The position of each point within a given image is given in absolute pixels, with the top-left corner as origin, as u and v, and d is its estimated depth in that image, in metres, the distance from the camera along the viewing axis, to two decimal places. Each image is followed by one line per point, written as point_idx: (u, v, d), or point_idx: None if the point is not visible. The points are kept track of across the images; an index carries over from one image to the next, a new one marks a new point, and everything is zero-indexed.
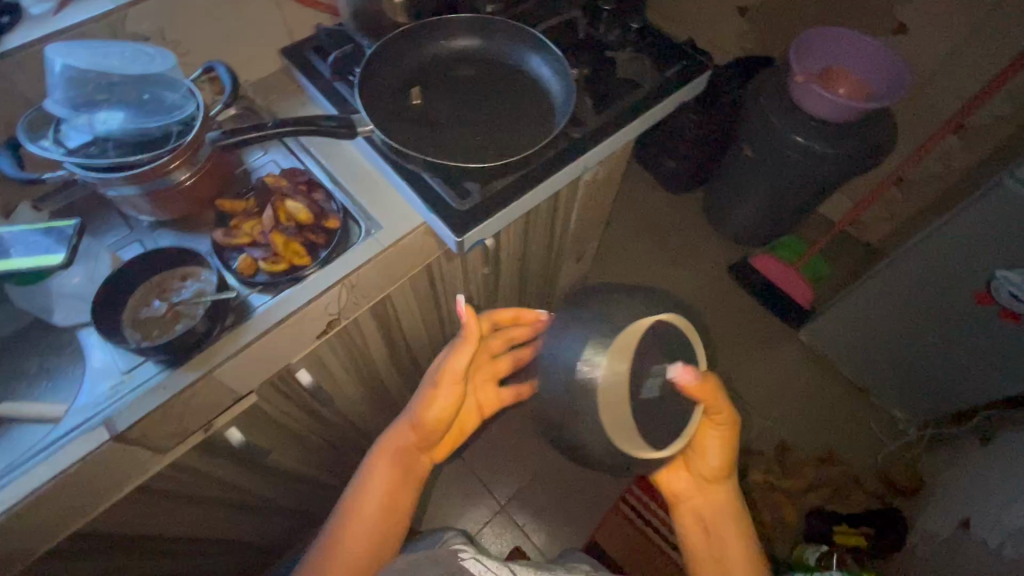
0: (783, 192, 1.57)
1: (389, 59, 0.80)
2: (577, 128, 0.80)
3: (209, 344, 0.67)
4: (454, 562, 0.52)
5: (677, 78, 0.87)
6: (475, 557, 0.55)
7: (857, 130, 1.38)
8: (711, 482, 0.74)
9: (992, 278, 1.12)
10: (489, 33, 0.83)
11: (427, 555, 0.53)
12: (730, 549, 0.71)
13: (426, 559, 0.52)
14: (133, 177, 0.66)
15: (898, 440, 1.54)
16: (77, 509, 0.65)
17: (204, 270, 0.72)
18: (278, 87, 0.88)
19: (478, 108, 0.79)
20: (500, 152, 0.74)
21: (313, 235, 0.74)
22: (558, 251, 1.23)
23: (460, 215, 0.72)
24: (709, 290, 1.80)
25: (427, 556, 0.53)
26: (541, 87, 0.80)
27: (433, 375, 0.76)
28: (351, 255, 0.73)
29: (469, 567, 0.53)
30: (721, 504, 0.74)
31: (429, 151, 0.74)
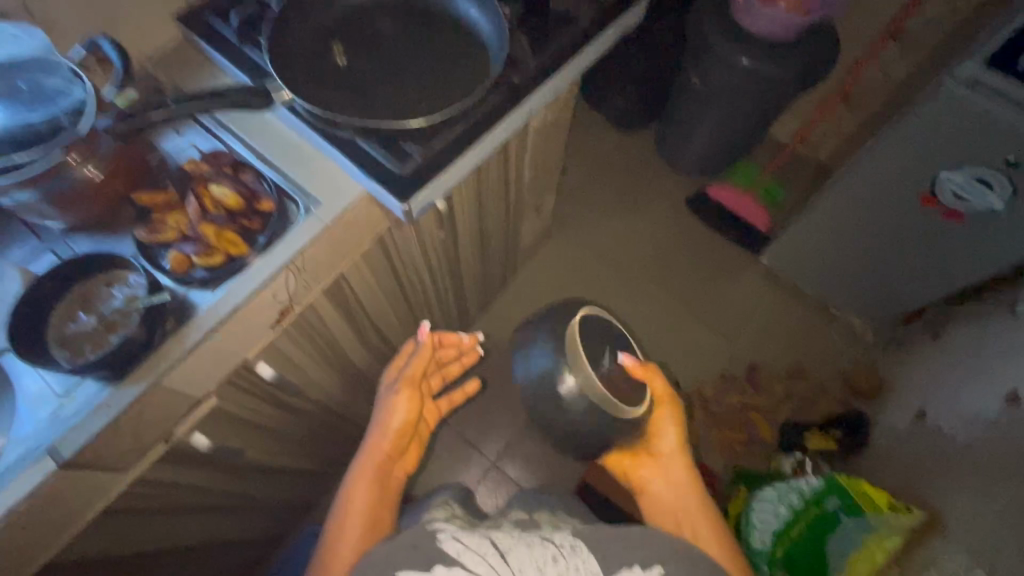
0: (733, 118, 1.56)
1: (299, 14, 0.72)
2: (517, 71, 0.75)
3: (151, 352, 0.62)
4: (432, 546, 0.52)
5: (614, 6, 0.82)
6: (453, 536, 0.53)
7: (800, 45, 1.36)
8: (671, 462, 0.76)
9: (935, 181, 1.14)
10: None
11: (405, 541, 0.53)
12: (700, 526, 0.69)
13: (404, 548, 0.52)
14: (26, 180, 0.59)
15: (857, 346, 1.63)
16: (40, 545, 0.61)
17: (131, 274, 0.66)
18: (181, 59, 0.78)
19: (407, 60, 0.72)
20: (436, 107, 0.69)
21: (248, 220, 0.69)
22: (515, 204, 1.19)
23: (402, 179, 0.67)
24: (670, 225, 1.81)
25: (404, 544, 0.53)
26: (471, 30, 0.74)
27: (388, 391, 0.82)
28: (293, 237, 0.68)
29: (446, 549, 0.52)
30: (691, 489, 0.73)
31: (358, 113, 0.68)
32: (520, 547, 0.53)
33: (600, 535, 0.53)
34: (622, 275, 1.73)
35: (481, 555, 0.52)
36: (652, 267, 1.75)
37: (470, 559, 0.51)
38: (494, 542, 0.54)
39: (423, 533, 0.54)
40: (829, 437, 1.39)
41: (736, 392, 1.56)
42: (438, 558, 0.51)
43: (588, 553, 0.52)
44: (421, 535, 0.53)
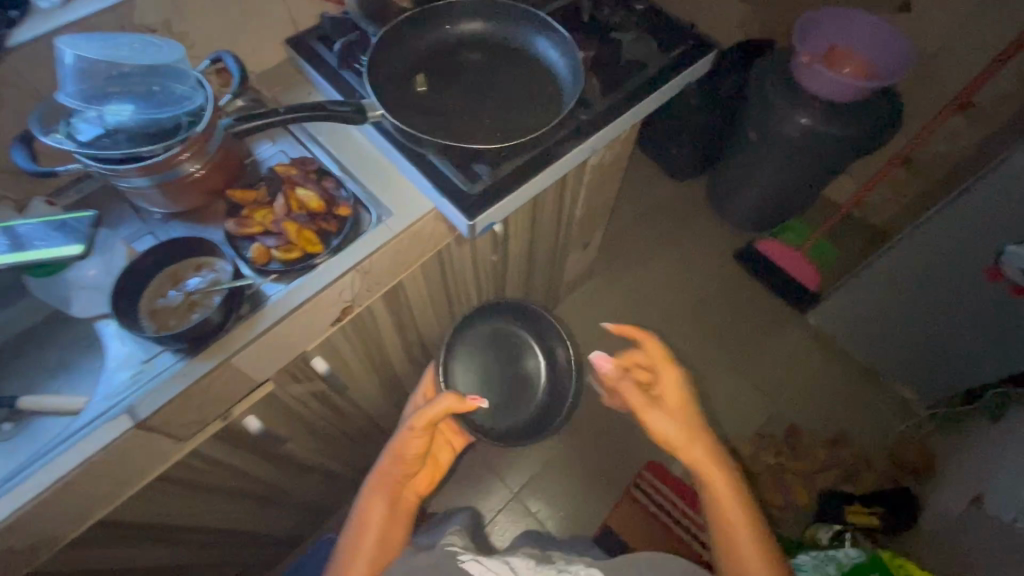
0: (788, 175, 1.57)
1: (395, 46, 0.79)
2: (585, 110, 0.80)
3: (226, 332, 0.67)
4: (456, 565, 0.55)
5: (682, 59, 0.87)
6: (475, 559, 0.57)
7: (861, 109, 1.37)
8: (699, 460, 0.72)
9: (1002, 254, 1.12)
10: (497, 19, 0.83)
11: (428, 561, 0.57)
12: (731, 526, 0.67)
13: (426, 566, 0.56)
14: (144, 168, 0.67)
15: (908, 421, 1.55)
16: (103, 498, 0.65)
17: (219, 260, 0.72)
18: (284, 78, 0.88)
19: (485, 92, 0.79)
20: (508, 135, 0.74)
21: (325, 223, 0.74)
22: (564, 238, 1.23)
23: (469, 196, 0.72)
24: (716, 275, 1.80)
25: (425, 566, 0.56)
26: (548, 70, 0.80)
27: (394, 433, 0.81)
28: (364, 242, 0.73)
29: (469, 569, 0.55)
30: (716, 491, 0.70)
31: (436, 136, 0.74)
32: None
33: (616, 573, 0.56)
34: (663, 320, 1.72)
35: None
36: (694, 315, 1.73)
37: None
38: (513, 570, 0.57)
39: (445, 556, 0.57)
40: (871, 514, 1.32)
41: (772, 452, 1.50)
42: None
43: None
44: (443, 557, 0.57)
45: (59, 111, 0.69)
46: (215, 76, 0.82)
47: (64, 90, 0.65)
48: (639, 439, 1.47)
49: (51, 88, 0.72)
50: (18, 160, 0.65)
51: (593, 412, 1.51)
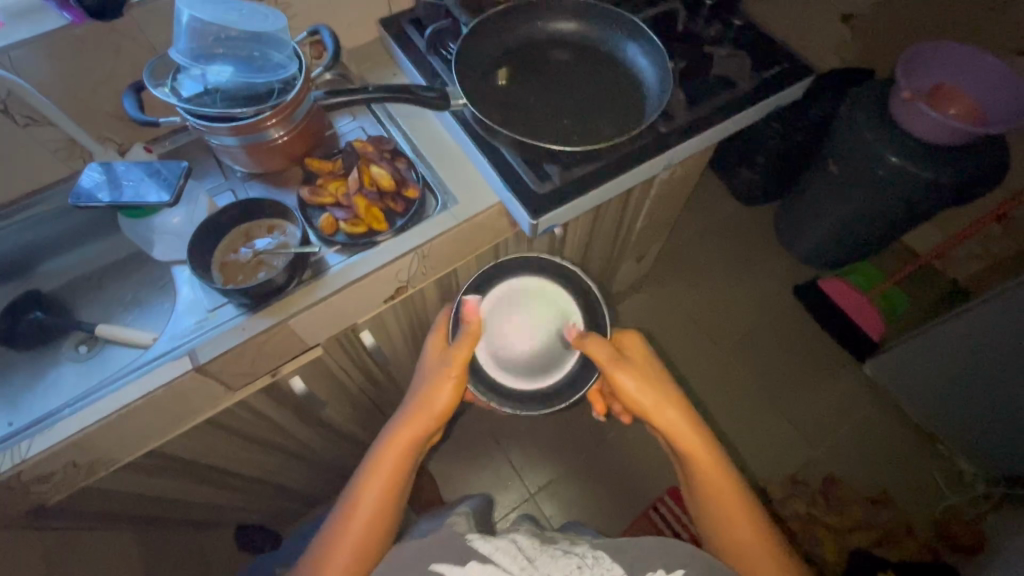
0: (866, 212, 1.48)
1: (483, 35, 0.79)
2: (666, 122, 0.78)
3: (287, 293, 0.70)
4: (464, 544, 0.58)
5: (776, 80, 0.83)
6: (483, 537, 0.60)
7: (960, 153, 1.28)
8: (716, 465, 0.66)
9: None
10: (589, 21, 0.82)
11: (442, 538, 0.60)
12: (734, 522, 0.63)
13: (439, 542, 0.59)
14: (235, 129, 0.71)
15: (961, 495, 1.44)
16: (155, 430, 0.70)
17: (289, 225, 0.75)
18: (373, 58, 0.92)
19: (566, 92, 0.78)
20: (585, 139, 0.74)
21: (393, 203, 0.76)
22: (620, 248, 1.22)
23: (536, 197, 0.72)
24: (770, 308, 1.73)
25: (437, 543, 0.59)
26: (633, 77, 0.79)
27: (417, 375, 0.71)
28: (427, 227, 0.75)
29: (478, 546, 0.58)
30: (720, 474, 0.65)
31: (511, 132, 0.75)
32: (546, 554, 0.58)
33: (618, 545, 0.59)
34: (705, 343, 1.67)
35: (511, 556, 0.57)
36: (740, 345, 1.68)
37: (500, 557, 0.57)
38: (520, 547, 0.59)
39: (454, 535, 0.60)
40: None
41: (805, 501, 1.42)
42: (472, 555, 0.57)
43: (612, 562, 0.57)
44: (454, 536, 0.59)
45: (169, 66, 0.74)
46: (310, 48, 0.85)
47: (177, 46, 0.70)
48: (665, 460, 1.44)
49: (163, 44, 0.77)
50: (127, 106, 0.69)
51: (623, 428, 1.47)
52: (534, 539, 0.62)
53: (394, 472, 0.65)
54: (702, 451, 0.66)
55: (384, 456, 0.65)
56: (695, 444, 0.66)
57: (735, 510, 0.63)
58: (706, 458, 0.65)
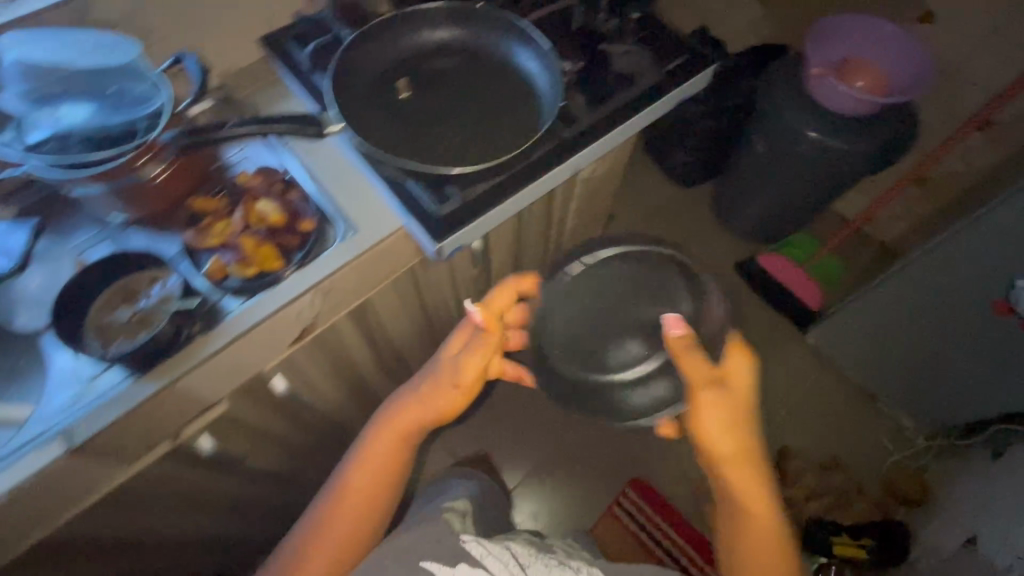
0: (793, 186, 1.51)
1: (364, 51, 0.75)
2: (569, 127, 0.75)
3: (177, 350, 0.64)
4: (458, 543, 0.70)
5: (677, 72, 0.81)
6: (476, 541, 0.71)
7: (871, 124, 1.32)
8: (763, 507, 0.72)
9: (1012, 286, 1.10)
10: (475, 26, 0.77)
11: (435, 537, 0.71)
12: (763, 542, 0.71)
13: (433, 540, 0.70)
14: (97, 176, 0.64)
15: (905, 450, 1.51)
16: (36, 520, 0.63)
17: (170, 274, 0.69)
18: (255, 78, 0.85)
19: (458, 104, 0.74)
20: (480, 155, 0.70)
21: (286, 238, 0.72)
22: (552, 249, 1.19)
23: (437, 220, 0.68)
24: (715, 288, 1.75)
25: (430, 539, 0.71)
26: (527, 82, 0.75)
27: (432, 367, 0.84)
28: (326, 261, 0.70)
29: (471, 548, 0.69)
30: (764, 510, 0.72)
31: (401, 151, 0.70)
32: (539, 564, 0.70)
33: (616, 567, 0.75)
34: None
35: (501, 562, 0.68)
36: None
37: (492, 561, 0.68)
38: (514, 556, 0.70)
39: (448, 534, 0.72)
40: (859, 545, 1.30)
41: None
42: (462, 558, 0.67)
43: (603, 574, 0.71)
44: (451, 536, 0.71)
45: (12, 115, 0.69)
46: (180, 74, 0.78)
47: (11, 92, 0.66)
48: (625, 454, 1.44)
49: None
50: None
51: (580, 426, 1.46)
52: (531, 551, 0.73)
53: (391, 455, 0.80)
54: (754, 492, 0.73)
55: (378, 441, 0.81)
56: (750, 485, 0.72)
57: (772, 545, 0.71)
58: (753, 493, 0.73)
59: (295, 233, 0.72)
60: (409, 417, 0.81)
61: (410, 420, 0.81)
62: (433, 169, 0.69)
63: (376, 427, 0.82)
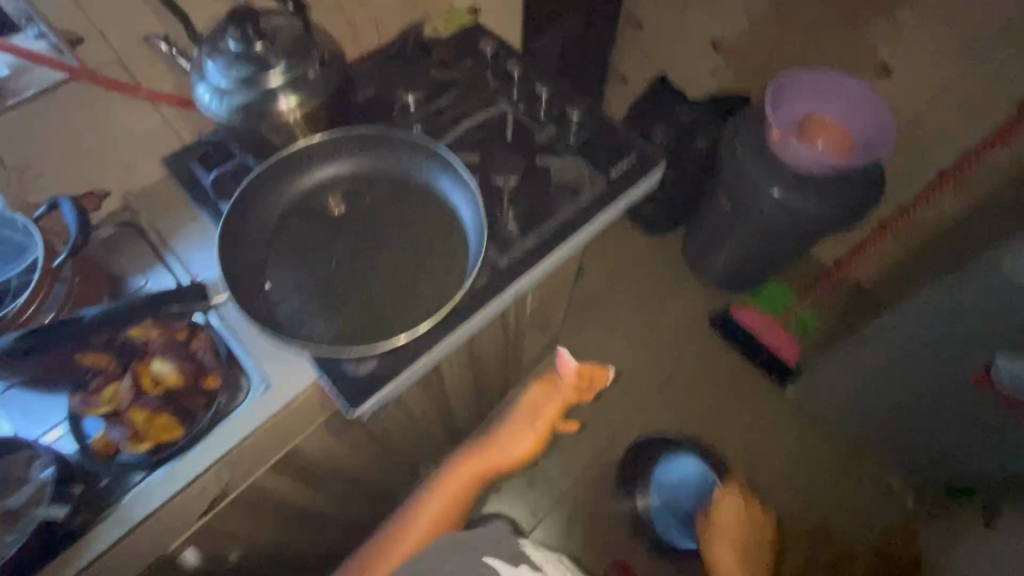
0: (764, 241, 1.46)
1: (270, 187, 0.66)
2: (504, 253, 0.68)
3: (57, 546, 0.57)
4: (516, 544, 0.63)
5: (622, 179, 0.74)
6: (536, 546, 0.64)
7: (837, 183, 1.28)
8: None
9: (992, 360, 1.04)
10: (392, 149, 0.69)
11: (485, 532, 0.64)
12: None
13: (485, 535, 0.63)
14: None
15: (896, 511, 1.44)
16: None
17: (44, 457, 0.58)
18: (162, 200, 0.77)
19: (377, 244, 0.65)
20: (403, 315, 0.61)
21: (188, 401, 0.63)
22: (513, 336, 1.12)
23: (353, 382, 0.61)
24: (692, 342, 1.68)
25: (489, 537, 0.63)
26: (454, 216, 0.67)
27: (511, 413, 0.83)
28: (232, 428, 0.62)
29: (531, 553, 0.62)
30: None
31: (310, 310, 0.62)
32: None
33: None
34: (632, 392, 1.60)
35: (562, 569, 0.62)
36: (667, 388, 1.61)
37: (553, 567, 0.62)
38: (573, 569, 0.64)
39: (505, 533, 0.64)
40: None
41: None
42: (523, 559, 0.60)
43: None
44: (505, 534, 0.64)
45: None
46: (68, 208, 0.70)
47: None
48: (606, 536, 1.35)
49: None
50: None
51: None
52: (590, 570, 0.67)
53: (452, 500, 0.75)
54: None
55: (451, 479, 0.77)
56: None
57: None
58: None
59: (198, 392, 0.63)
60: (477, 463, 0.78)
61: (484, 463, 0.78)
62: (346, 325, 0.61)
63: (450, 467, 0.79)
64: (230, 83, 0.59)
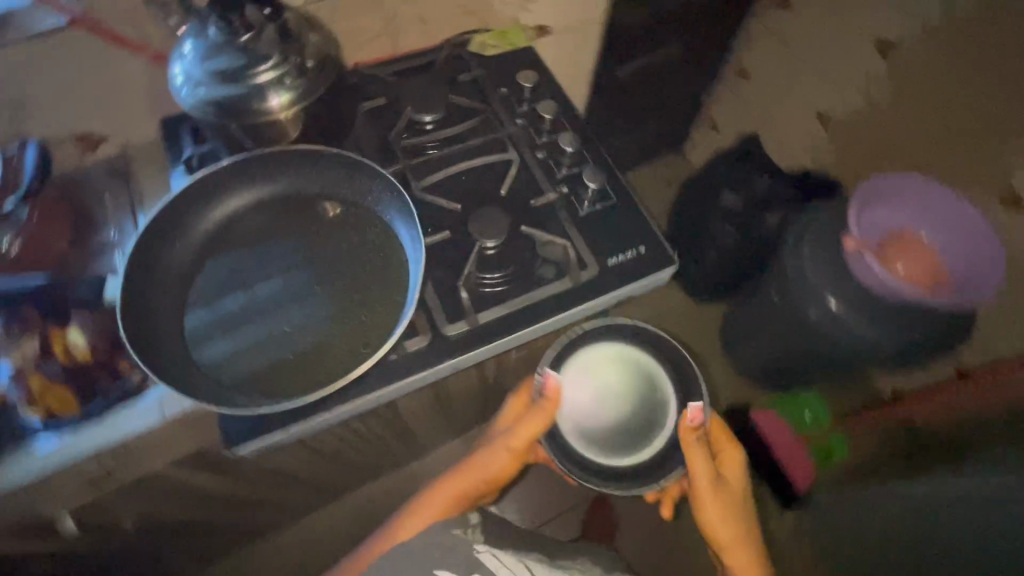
0: (808, 351, 1.28)
1: (223, 189, 0.62)
2: (454, 322, 0.62)
3: None
4: (472, 554, 0.56)
5: (618, 270, 0.65)
6: (490, 550, 0.57)
7: (907, 316, 1.08)
8: None
9: None
10: (361, 179, 0.63)
11: (445, 538, 0.57)
12: None
13: (445, 544, 0.56)
14: None
15: None
16: None
17: None
18: (153, 159, 0.75)
19: (311, 279, 0.60)
20: (308, 364, 0.57)
21: (95, 376, 0.60)
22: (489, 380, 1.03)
23: (245, 423, 0.58)
24: None
25: (441, 544, 0.56)
26: (400, 266, 0.60)
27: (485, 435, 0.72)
28: (125, 422, 0.59)
29: (484, 560, 0.56)
30: None
31: (222, 334, 0.58)
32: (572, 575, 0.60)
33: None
34: None
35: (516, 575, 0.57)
36: None
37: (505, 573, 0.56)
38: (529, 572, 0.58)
39: (459, 539, 0.57)
40: None
41: None
42: (476, 567, 0.55)
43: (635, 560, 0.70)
44: (460, 540, 0.57)
45: None
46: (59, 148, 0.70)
47: None
48: None
49: None
50: None
51: None
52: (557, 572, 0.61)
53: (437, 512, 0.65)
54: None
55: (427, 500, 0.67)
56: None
57: None
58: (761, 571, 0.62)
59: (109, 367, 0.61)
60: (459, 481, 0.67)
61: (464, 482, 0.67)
62: (252, 361, 0.57)
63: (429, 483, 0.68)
64: (206, 74, 0.55)
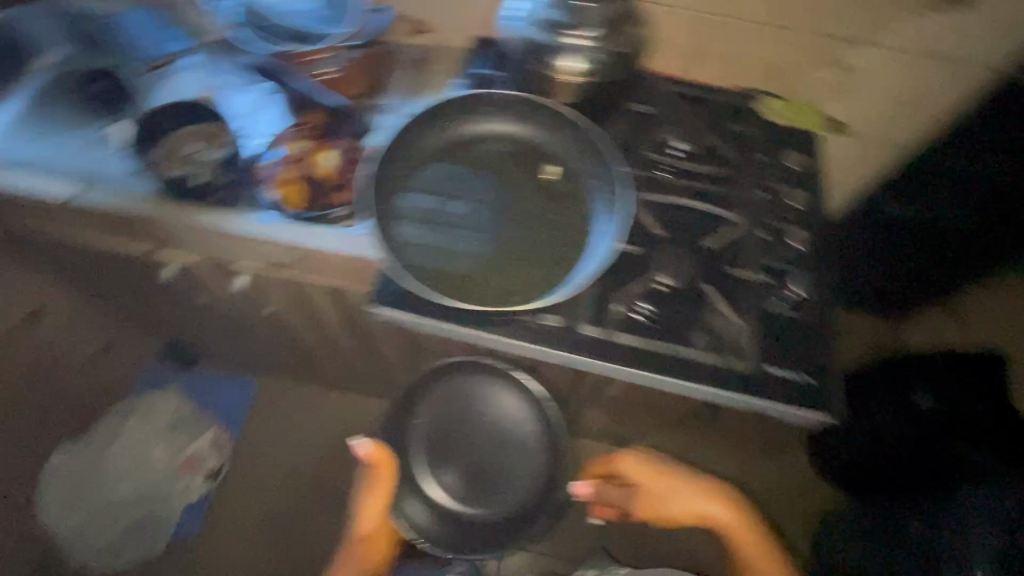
0: None
1: (489, 109, 0.69)
2: (597, 326, 0.64)
3: (190, 199, 0.70)
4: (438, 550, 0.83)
5: (773, 383, 0.62)
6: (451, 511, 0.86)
7: None
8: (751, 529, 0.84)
9: None
10: (596, 158, 0.67)
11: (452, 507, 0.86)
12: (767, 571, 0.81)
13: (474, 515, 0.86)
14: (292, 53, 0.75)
15: None
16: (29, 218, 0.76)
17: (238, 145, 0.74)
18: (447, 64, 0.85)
19: (505, 214, 0.67)
20: (473, 279, 0.64)
21: (319, 193, 0.72)
22: None
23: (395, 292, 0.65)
24: None
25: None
26: (581, 250, 0.64)
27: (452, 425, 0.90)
28: (323, 236, 0.69)
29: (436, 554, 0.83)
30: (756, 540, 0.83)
31: (424, 218, 0.67)
32: None
33: None
34: None
35: None
36: None
37: None
38: None
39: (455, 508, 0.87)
40: None
41: None
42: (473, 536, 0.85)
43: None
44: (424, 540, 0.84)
45: None
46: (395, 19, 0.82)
47: None
48: None
49: None
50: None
51: None
52: None
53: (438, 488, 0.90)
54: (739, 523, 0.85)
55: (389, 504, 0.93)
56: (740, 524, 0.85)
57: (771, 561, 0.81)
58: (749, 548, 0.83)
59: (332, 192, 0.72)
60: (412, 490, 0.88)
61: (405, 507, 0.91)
62: (430, 253, 0.65)
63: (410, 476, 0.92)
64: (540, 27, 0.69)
